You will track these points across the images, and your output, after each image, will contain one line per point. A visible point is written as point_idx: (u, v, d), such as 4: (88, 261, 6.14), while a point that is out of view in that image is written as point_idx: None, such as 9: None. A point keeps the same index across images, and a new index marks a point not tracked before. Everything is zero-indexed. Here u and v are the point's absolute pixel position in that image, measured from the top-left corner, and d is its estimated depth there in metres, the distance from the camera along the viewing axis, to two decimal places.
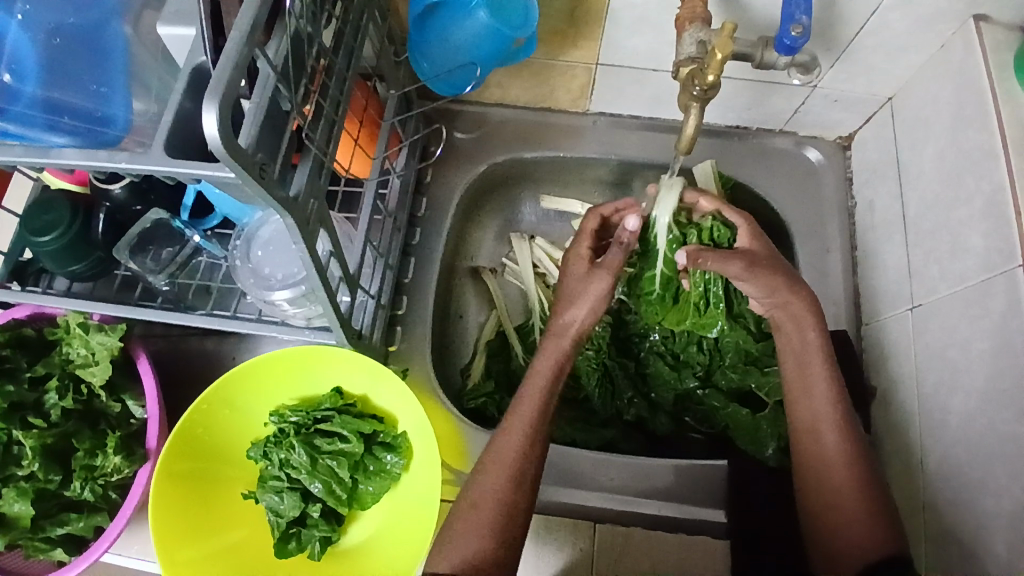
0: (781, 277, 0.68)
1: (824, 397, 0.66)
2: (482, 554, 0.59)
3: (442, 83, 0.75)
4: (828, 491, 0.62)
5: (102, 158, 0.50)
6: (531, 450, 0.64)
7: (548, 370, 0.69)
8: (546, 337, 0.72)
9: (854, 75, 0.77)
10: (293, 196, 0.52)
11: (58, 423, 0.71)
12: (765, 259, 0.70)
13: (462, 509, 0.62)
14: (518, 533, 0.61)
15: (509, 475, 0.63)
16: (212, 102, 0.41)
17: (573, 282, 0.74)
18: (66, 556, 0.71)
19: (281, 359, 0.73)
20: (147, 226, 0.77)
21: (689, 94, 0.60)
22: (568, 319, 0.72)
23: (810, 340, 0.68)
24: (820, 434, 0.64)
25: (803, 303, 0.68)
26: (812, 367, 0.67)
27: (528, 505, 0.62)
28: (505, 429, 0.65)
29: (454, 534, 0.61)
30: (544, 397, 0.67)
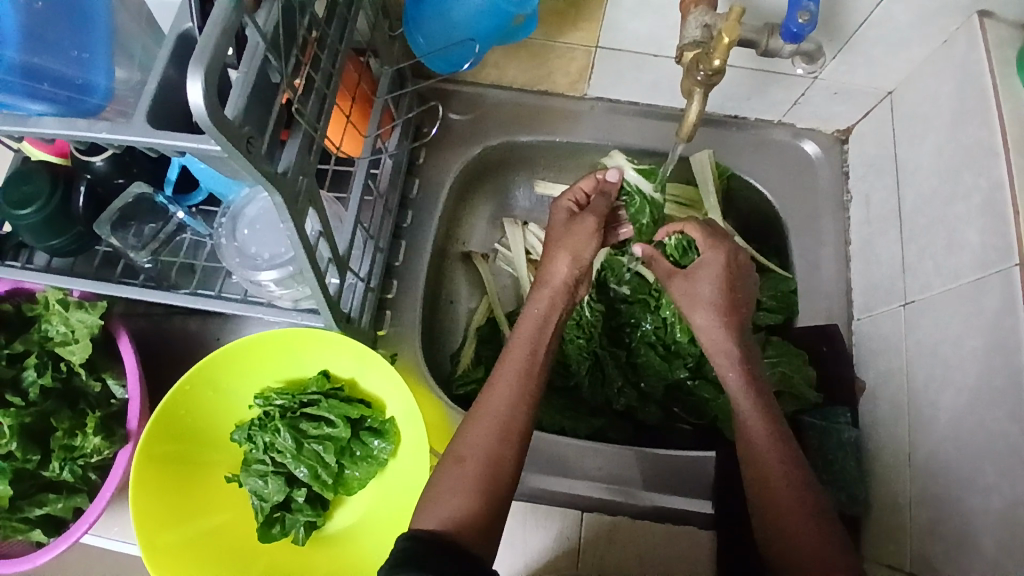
0: (708, 310, 0.73)
1: (767, 447, 0.63)
2: (467, 507, 0.57)
3: (437, 59, 0.73)
4: (784, 534, 0.59)
5: (82, 128, 0.48)
6: (519, 402, 0.64)
7: (536, 321, 0.71)
8: (534, 292, 0.74)
9: (856, 67, 0.76)
10: (281, 171, 0.50)
11: (37, 402, 0.69)
12: (714, 273, 0.75)
13: (446, 464, 0.61)
14: (506, 489, 0.60)
15: (497, 427, 0.62)
16: (197, 70, 0.39)
17: (561, 229, 0.78)
18: (44, 537, 0.69)
19: (267, 340, 0.71)
20: (129, 201, 0.74)
21: (692, 80, 0.58)
22: (549, 271, 0.74)
23: (731, 381, 0.70)
24: (772, 487, 0.61)
25: (701, 312, 0.74)
26: (747, 417, 0.66)
27: (516, 460, 0.61)
28: (494, 383, 0.65)
29: (439, 489, 0.59)
30: (533, 347, 0.68)
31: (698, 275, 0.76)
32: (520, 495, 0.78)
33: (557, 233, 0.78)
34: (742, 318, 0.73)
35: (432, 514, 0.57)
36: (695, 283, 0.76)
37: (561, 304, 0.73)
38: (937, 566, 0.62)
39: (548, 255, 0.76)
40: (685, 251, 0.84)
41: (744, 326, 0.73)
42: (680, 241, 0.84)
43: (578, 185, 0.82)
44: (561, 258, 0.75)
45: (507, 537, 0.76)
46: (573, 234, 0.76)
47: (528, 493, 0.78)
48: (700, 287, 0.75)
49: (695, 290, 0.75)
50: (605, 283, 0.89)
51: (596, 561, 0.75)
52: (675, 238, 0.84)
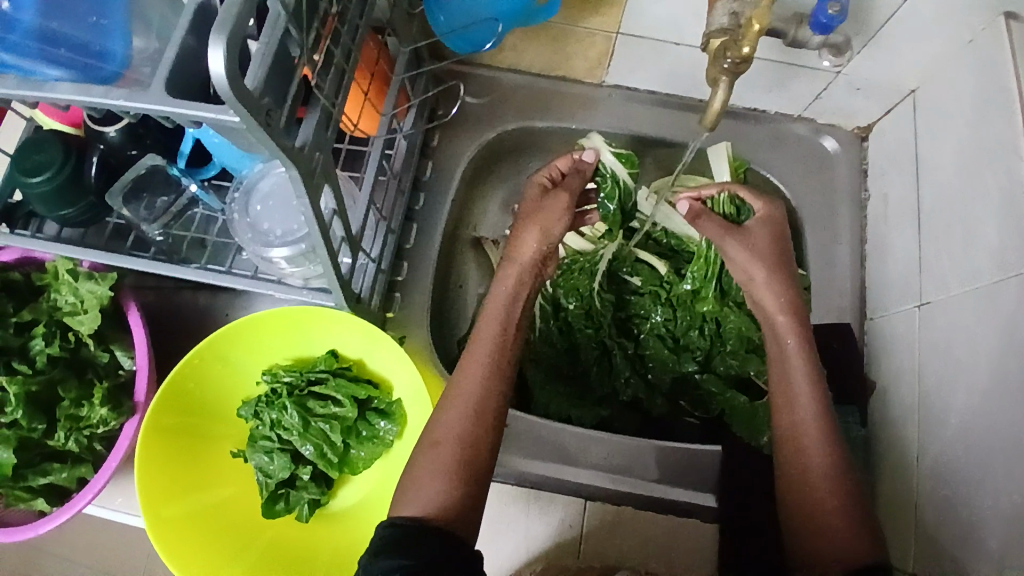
0: (763, 265, 0.74)
1: (807, 407, 0.65)
2: (445, 491, 0.57)
3: (457, 38, 0.73)
4: (809, 499, 0.60)
5: (97, 94, 0.47)
6: (492, 381, 0.64)
7: (504, 301, 0.70)
8: (501, 268, 0.73)
9: (880, 62, 0.75)
10: (298, 146, 0.49)
11: (44, 370, 0.69)
12: (767, 239, 0.76)
13: (422, 449, 0.60)
14: (484, 474, 0.60)
15: (470, 409, 0.61)
16: (218, 37, 0.38)
17: (534, 203, 0.77)
18: (47, 506, 0.70)
19: (278, 316, 0.71)
20: (142, 172, 0.74)
21: (718, 68, 0.57)
22: (519, 246, 0.74)
23: (789, 347, 0.69)
24: (803, 446, 0.63)
25: (761, 270, 0.74)
26: (795, 378, 0.67)
27: (493, 443, 0.61)
28: (465, 363, 0.65)
29: (416, 473, 0.59)
30: (501, 323, 0.68)
31: (754, 234, 0.76)
32: (522, 483, 0.79)
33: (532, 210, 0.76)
34: (795, 279, 0.74)
35: (411, 499, 0.57)
36: (752, 238, 0.76)
37: (523, 280, 0.72)
38: (940, 568, 0.62)
39: (519, 229, 0.75)
40: (737, 210, 0.81)
41: (795, 287, 0.74)
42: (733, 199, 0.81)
43: (555, 162, 0.81)
44: (530, 233, 0.75)
45: (510, 523, 0.77)
46: (546, 208, 0.76)
47: (531, 480, 0.78)
48: (753, 245, 0.75)
49: (752, 246, 0.75)
50: (615, 272, 0.88)
51: (597, 550, 0.76)
52: (726, 196, 0.81)
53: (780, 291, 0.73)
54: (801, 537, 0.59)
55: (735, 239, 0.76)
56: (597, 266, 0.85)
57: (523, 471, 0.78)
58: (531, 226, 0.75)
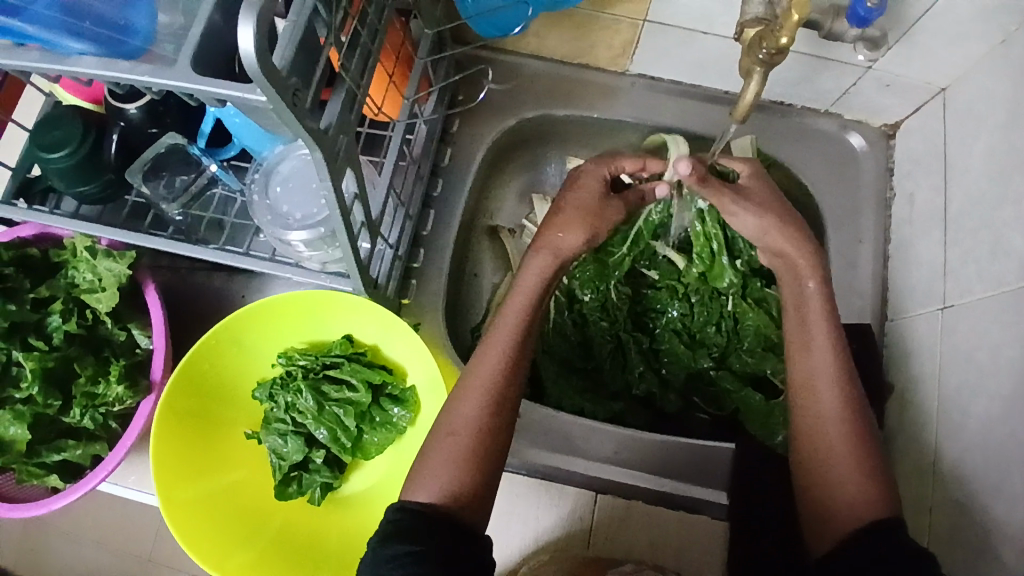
0: (774, 217, 0.70)
1: (824, 354, 0.64)
2: (458, 481, 0.57)
3: (484, 21, 0.72)
4: (821, 446, 0.61)
5: (122, 69, 0.47)
6: (511, 372, 0.62)
7: (530, 292, 0.67)
8: (531, 255, 0.70)
9: (912, 59, 0.73)
10: (323, 128, 0.48)
11: (60, 347, 0.69)
12: (763, 200, 0.72)
13: (437, 438, 0.59)
14: (495, 464, 0.59)
15: (488, 399, 0.60)
16: (247, 15, 0.38)
17: (585, 195, 0.73)
18: (60, 483, 0.70)
19: (294, 300, 0.71)
20: (161, 151, 0.74)
21: (753, 58, 0.56)
22: (557, 238, 0.70)
23: (810, 291, 0.68)
24: (816, 389, 0.63)
25: (801, 253, 0.69)
26: (812, 321, 0.66)
27: (506, 434, 0.60)
28: (482, 353, 0.63)
29: (429, 462, 0.58)
30: (525, 311, 0.66)
31: (751, 190, 0.73)
32: (533, 473, 0.79)
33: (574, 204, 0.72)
34: (801, 224, 0.71)
35: (424, 488, 0.56)
36: (750, 193, 0.72)
37: (550, 269, 0.69)
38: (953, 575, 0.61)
39: (556, 220, 0.71)
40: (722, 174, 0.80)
41: (805, 228, 0.71)
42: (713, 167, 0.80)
43: (626, 160, 0.77)
44: (574, 228, 0.70)
45: (520, 513, 0.77)
46: (600, 211, 0.73)
47: (543, 471, 0.78)
48: (756, 203, 0.71)
49: (751, 199, 0.72)
50: (633, 264, 0.87)
51: (606, 544, 0.76)
52: (712, 163, 0.79)
53: (800, 241, 0.69)
54: (812, 488, 0.60)
55: (736, 199, 0.72)
56: (614, 258, 0.83)
57: (534, 462, 0.78)
58: (570, 218, 0.71)
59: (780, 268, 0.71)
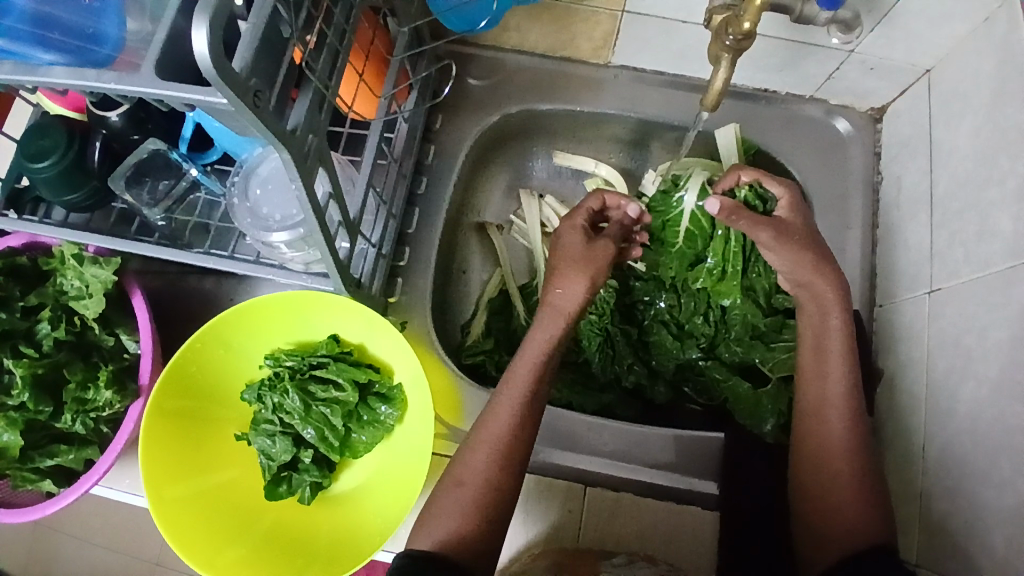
0: (809, 254, 0.67)
1: (838, 379, 0.64)
2: (462, 531, 0.58)
3: (454, 16, 0.72)
4: (828, 470, 0.62)
5: (90, 77, 0.47)
6: (520, 429, 0.62)
7: (542, 346, 0.66)
8: (541, 313, 0.69)
9: (895, 41, 0.72)
10: (290, 128, 0.49)
11: (50, 354, 0.70)
12: (798, 233, 0.69)
13: (445, 487, 0.61)
14: (502, 514, 0.60)
15: (497, 453, 0.61)
16: (201, 17, 0.38)
17: (577, 245, 0.72)
18: (55, 487, 0.71)
19: (277, 301, 0.71)
20: (143, 157, 0.74)
21: (720, 44, 0.55)
22: (563, 295, 0.69)
23: (832, 325, 0.66)
24: (826, 413, 0.64)
25: (827, 284, 0.67)
26: (830, 351, 0.65)
27: (514, 488, 0.61)
28: (493, 407, 0.63)
29: (436, 510, 0.60)
30: (536, 371, 0.65)
31: (789, 224, 0.70)
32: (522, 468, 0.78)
33: (572, 256, 0.71)
34: (826, 250, 0.68)
35: (428, 534, 0.58)
36: (787, 228, 0.69)
37: (562, 328, 0.68)
38: (945, 559, 0.61)
39: (561, 273, 0.70)
40: (761, 199, 0.77)
41: (832, 259, 0.68)
42: (755, 187, 0.78)
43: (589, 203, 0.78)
44: (576, 280, 0.69)
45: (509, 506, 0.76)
46: (592, 257, 0.70)
47: (532, 465, 0.78)
48: (790, 239, 0.68)
49: (787, 222, 0.70)
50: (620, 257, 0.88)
51: (596, 534, 0.75)
52: (748, 187, 0.77)
53: (829, 271, 0.67)
54: (810, 504, 0.62)
55: (771, 233, 0.69)
56: None
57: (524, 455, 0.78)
58: (569, 272, 0.69)
59: (804, 300, 0.69)
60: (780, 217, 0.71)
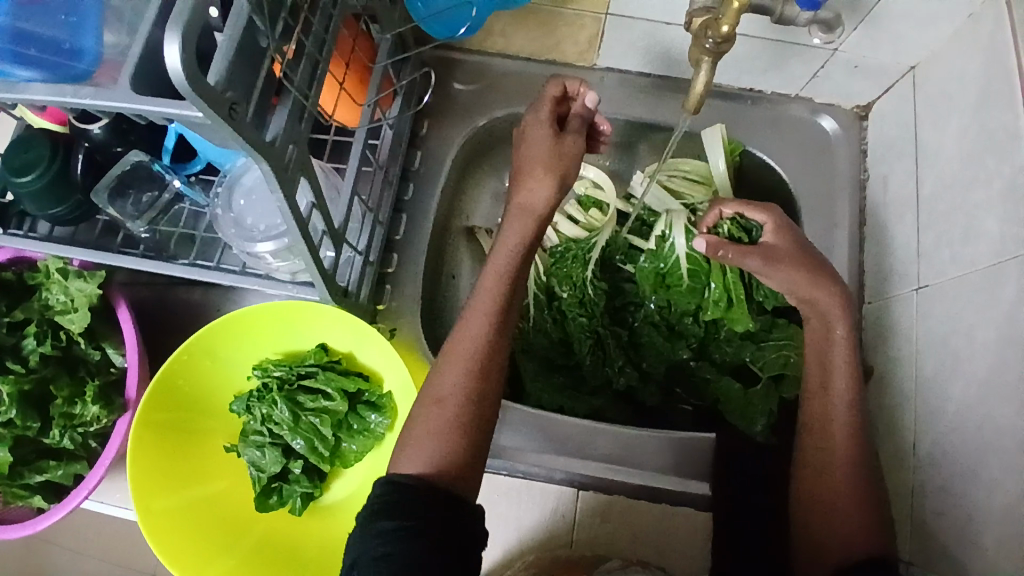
0: (803, 272, 0.66)
1: (842, 392, 0.64)
2: (444, 451, 0.57)
3: (435, 24, 0.73)
4: (826, 482, 0.62)
5: (67, 93, 0.47)
6: (495, 342, 0.62)
7: (512, 252, 0.66)
8: (508, 219, 0.68)
9: (879, 40, 0.72)
10: (269, 140, 0.48)
11: (37, 369, 0.70)
12: (789, 254, 0.68)
13: (424, 407, 0.60)
14: (483, 431, 0.60)
15: (472, 368, 0.61)
16: (174, 32, 0.38)
17: (539, 146, 0.69)
18: (44, 503, 0.71)
19: (266, 311, 0.71)
20: (127, 168, 0.74)
21: (700, 48, 0.55)
22: (528, 196, 0.67)
23: (837, 338, 0.66)
24: (829, 425, 0.64)
25: (829, 298, 0.66)
26: (834, 364, 0.65)
27: (494, 404, 0.61)
28: (465, 323, 0.63)
29: (416, 433, 0.59)
30: (506, 280, 0.65)
31: (777, 246, 0.68)
32: (515, 474, 0.78)
33: (538, 157, 0.68)
34: (825, 263, 0.67)
35: (411, 458, 0.58)
36: (775, 250, 0.68)
37: (528, 231, 0.67)
38: (936, 558, 0.61)
39: (522, 176, 0.69)
40: (746, 230, 0.77)
41: (835, 274, 0.67)
42: (736, 220, 0.77)
43: (547, 90, 0.72)
44: (539, 181, 0.67)
45: (502, 515, 0.76)
46: (558, 157, 0.69)
47: (524, 471, 0.78)
48: (781, 262, 0.67)
49: (774, 243, 0.69)
50: (609, 258, 0.88)
51: (589, 540, 0.75)
52: (729, 222, 0.77)
53: (827, 285, 0.66)
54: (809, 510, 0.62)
55: (760, 259, 0.68)
56: (590, 254, 0.86)
57: (515, 462, 0.77)
58: (535, 172, 0.68)
59: (806, 313, 0.68)
60: (767, 241, 0.70)
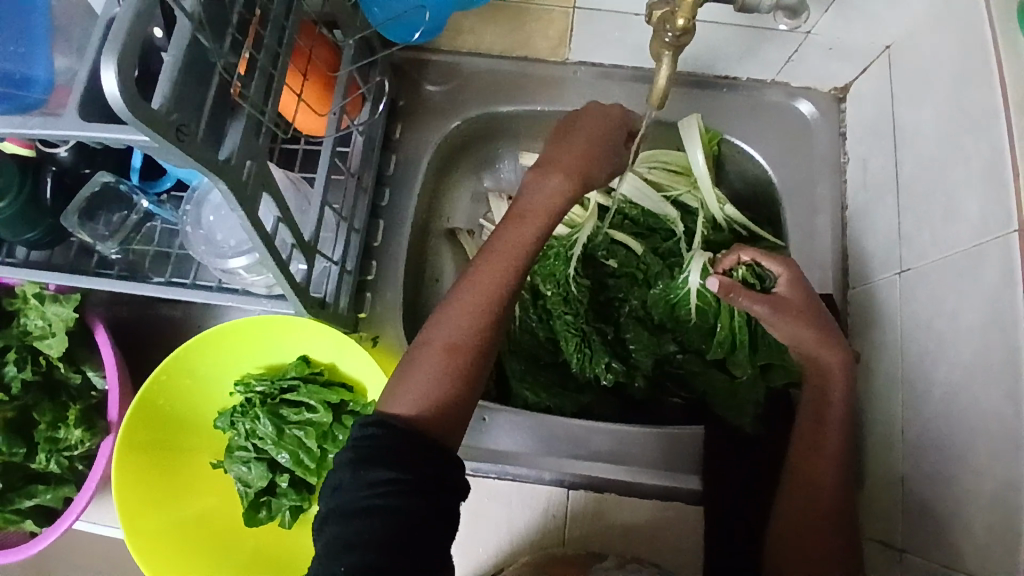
0: (811, 330, 0.66)
1: (836, 428, 0.65)
2: (437, 397, 0.57)
3: (393, 27, 0.71)
4: (808, 505, 0.65)
5: (17, 123, 0.46)
6: (507, 300, 0.62)
7: (541, 214, 0.66)
8: (533, 178, 0.69)
9: (851, 20, 0.71)
10: (225, 158, 0.48)
11: (18, 396, 0.69)
12: (798, 311, 0.67)
13: (424, 351, 0.60)
14: (477, 385, 0.60)
15: (479, 321, 0.61)
16: (110, 58, 0.37)
17: (590, 120, 0.70)
18: (36, 526, 0.71)
19: (243, 327, 0.70)
20: (95, 190, 0.73)
21: (660, 42, 0.54)
22: (560, 159, 0.68)
23: (835, 402, 0.65)
24: (820, 449, 0.65)
25: (834, 360, 0.65)
26: (829, 424, 0.65)
27: (490, 359, 0.61)
28: (477, 277, 0.63)
29: (412, 373, 0.59)
30: (533, 243, 0.65)
31: (787, 300, 0.68)
32: (504, 476, 0.78)
33: (588, 135, 0.69)
34: (834, 329, 0.67)
35: (403, 399, 0.57)
36: (784, 302, 0.68)
37: (568, 196, 0.67)
38: (926, 544, 0.61)
39: (560, 143, 0.69)
40: (760, 278, 0.75)
41: (840, 335, 0.67)
42: (753, 267, 0.75)
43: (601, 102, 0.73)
44: (577, 150, 0.68)
45: (494, 517, 0.76)
46: (603, 138, 0.69)
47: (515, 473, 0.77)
48: (789, 314, 0.67)
49: (782, 296, 0.69)
50: (592, 254, 0.87)
51: (581, 536, 0.76)
52: (744, 268, 0.75)
53: (835, 349, 0.65)
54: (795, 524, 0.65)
55: (769, 309, 0.67)
56: (573, 251, 0.84)
57: (504, 464, 0.77)
58: (580, 144, 0.69)
59: (809, 372, 0.67)
60: (779, 294, 0.69)
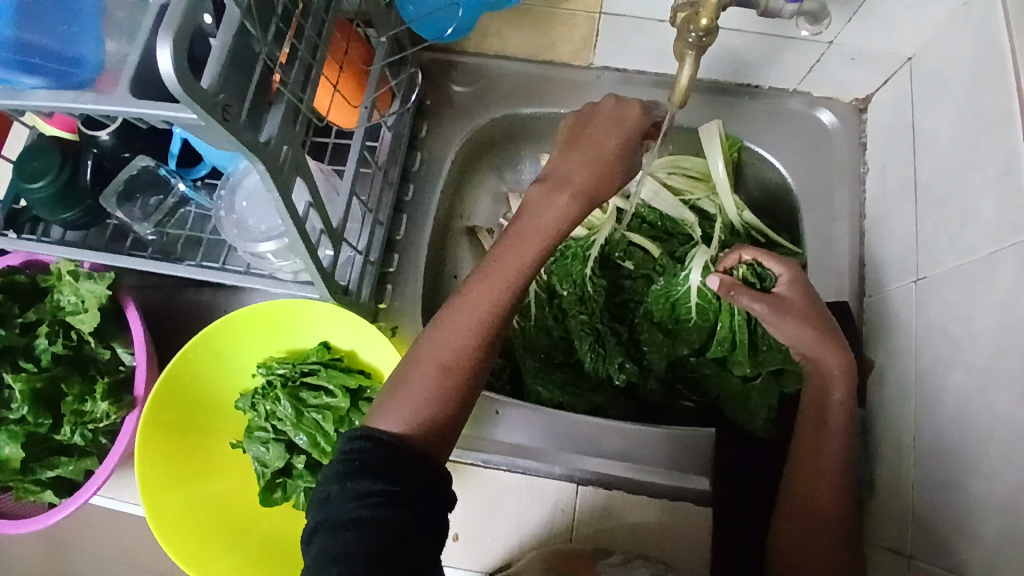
0: (810, 329, 0.67)
1: (839, 426, 0.65)
2: (428, 414, 0.58)
3: (423, 25, 0.74)
4: (812, 507, 0.65)
5: (68, 99, 0.49)
6: (501, 320, 0.63)
7: (544, 232, 0.65)
8: (536, 193, 0.68)
9: (872, 30, 0.72)
10: (264, 140, 0.50)
11: (48, 368, 0.72)
12: (798, 310, 0.68)
13: (417, 368, 0.61)
14: (467, 402, 0.61)
15: (472, 340, 0.61)
16: (166, 37, 0.39)
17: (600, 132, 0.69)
18: (55, 498, 0.73)
19: (269, 310, 0.72)
20: (135, 172, 0.77)
21: (683, 42, 0.56)
22: (568, 176, 0.68)
23: (836, 401, 0.66)
24: (820, 449, 0.65)
25: (834, 360, 0.66)
26: (830, 425, 0.66)
27: (481, 377, 0.62)
28: (472, 293, 0.63)
29: (402, 390, 0.60)
30: (532, 262, 0.64)
31: (788, 300, 0.69)
32: (516, 469, 0.79)
33: (601, 152, 0.69)
34: (836, 330, 0.68)
35: (393, 415, 0.58)
36: (785, 303, 0.69)
37: (575, 213, 0.66)
38: (937, 551, 0.61)
39: (566, 160, 0.69)
40: (759, 277, 0.75)
41: (842, 338, 0.67)
42: (754, 266, 0.76)
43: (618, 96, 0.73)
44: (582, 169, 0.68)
45: (505, 510, 0.77)
46: (614, 150, 0.69)
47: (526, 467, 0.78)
48: (788, 314, 0.68)
49: (784, 296, 0.70)
50: (609, 256, 0.89)
51: (589, 533, 0.76)
52: (745, 267, 0.76)
53: (834, 349, 0.67)
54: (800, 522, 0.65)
55: (767, 306, 0.69)
56: (589, 252, 0.86)
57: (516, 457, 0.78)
58: (590, 163, 0.68)
59: (808, 371, 0.68)
60: (780, 293, 0.71)
